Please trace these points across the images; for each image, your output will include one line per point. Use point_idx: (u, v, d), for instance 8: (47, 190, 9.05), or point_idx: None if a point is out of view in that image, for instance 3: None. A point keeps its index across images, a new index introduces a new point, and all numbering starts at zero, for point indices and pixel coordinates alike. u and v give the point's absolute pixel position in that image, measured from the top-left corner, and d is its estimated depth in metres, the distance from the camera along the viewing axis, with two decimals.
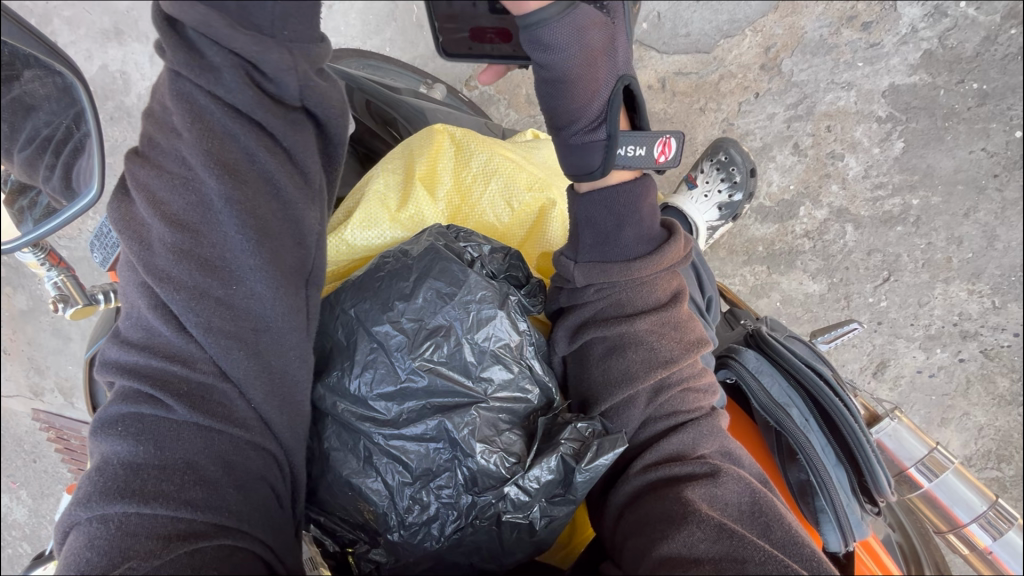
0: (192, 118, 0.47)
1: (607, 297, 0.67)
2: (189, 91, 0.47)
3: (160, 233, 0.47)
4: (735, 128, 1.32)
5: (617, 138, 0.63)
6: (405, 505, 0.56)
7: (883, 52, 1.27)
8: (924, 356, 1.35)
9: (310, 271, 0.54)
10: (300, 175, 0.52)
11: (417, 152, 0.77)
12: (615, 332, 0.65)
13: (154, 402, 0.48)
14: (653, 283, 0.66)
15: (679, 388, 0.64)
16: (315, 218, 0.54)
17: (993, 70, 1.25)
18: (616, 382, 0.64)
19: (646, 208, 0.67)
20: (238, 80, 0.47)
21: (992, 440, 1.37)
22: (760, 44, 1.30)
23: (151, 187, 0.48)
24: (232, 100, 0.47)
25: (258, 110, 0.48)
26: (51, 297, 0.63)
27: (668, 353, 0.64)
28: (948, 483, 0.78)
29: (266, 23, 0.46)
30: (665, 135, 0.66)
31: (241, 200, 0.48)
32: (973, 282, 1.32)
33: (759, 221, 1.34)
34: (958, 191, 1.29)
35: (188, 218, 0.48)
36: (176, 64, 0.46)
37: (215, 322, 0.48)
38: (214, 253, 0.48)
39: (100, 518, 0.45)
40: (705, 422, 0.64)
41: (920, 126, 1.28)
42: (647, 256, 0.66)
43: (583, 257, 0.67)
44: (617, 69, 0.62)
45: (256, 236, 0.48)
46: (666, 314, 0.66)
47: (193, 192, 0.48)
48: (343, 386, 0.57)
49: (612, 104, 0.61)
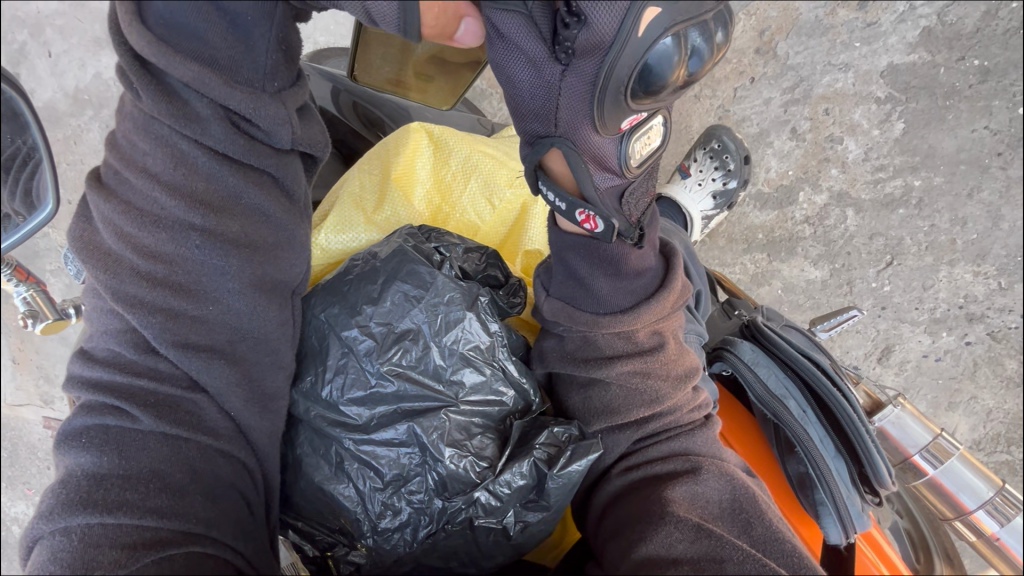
0: (175, 163, 0.47)
1: (583, 338, 0.64)
2: (169, 137, 0.47)
3: (132, 263, 0.48)
4: (731, 115, 1.30)
5: (537, 177, 0.57)
6: (377, 510, 0.55)
7: (881, 31, 1.23)
8: (929, 340, 1.33)
9: (293, 284, 0.55)
10: (286, 198, 0.53)
11: (394, 152, 0.75)
12: (591, 373, 0.63)
13: (120, 413, 0.47)
14: (632, 333, 0.63)
15: (686, 411, 0.64)
16: (306, 234, 0.55)
17: (994, 45, 1.22)
18: (595, 412, 0.63)
19: (624, 264, 0.61)
20: (227, 130, 0.47)
21: (1002, 422, 1.35)
22: (755, 27, 1.26)
23: (118, 222, 0.48)
24: (218, 147, 0.48)
25: (250, 156, 0.49)
26: (21, 312, 0.63)
27: (649, 396, 0.62)
28: (953, 470, 0.76)
29: (256, 76, 0.48)
30: (592, 210, 0.57)
31: (223, 231, 0.49)
32: (978, 264, 1.29)
33: (758, 208, 1.32)
34: (961, 171, 1.26)
35: (162, 249, 0.48)
36: (154, 110, 0.46)
37: (192, 337, 0.49)
38: (187, 278, 0.49)
39: (61, 531, 0.43)
40: (700, 434, 0.64)
41: (920, 106, 1.25)
42: (621, 312, 0.62)
43: (555, 292, 0.64)
44: (554, 120, 0.52)
45: (236, 262, 0.49)
46: (651, 356, 0.62)
47: (164, 228, 0.47)
48: (316, 391, 0.56)
49: (536, 152, 0.54)
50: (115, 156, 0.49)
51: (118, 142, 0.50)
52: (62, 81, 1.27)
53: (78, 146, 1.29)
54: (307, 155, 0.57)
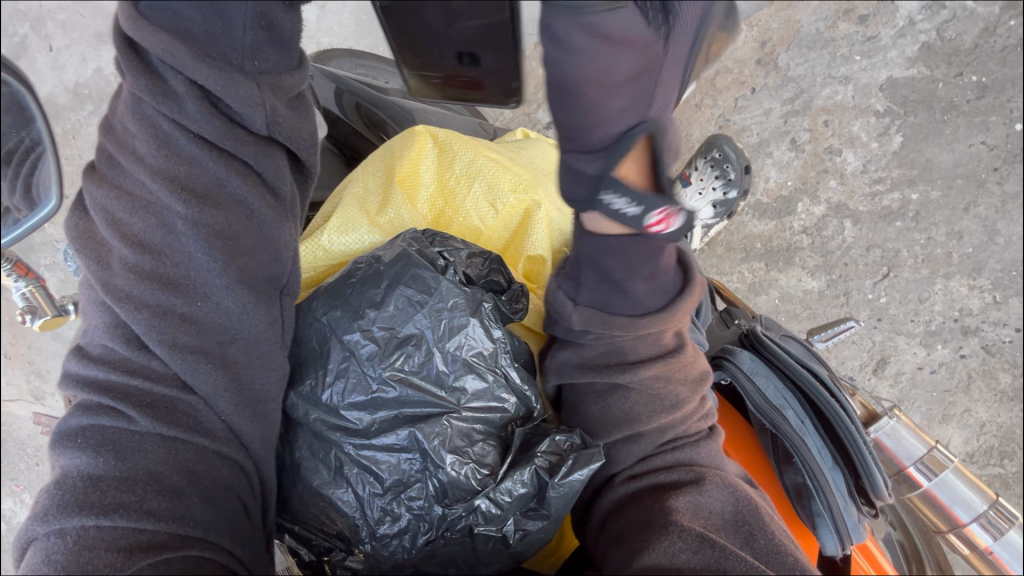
0: (158, 145, 0.47)
1: (609, 344, 0.63)
2: (153, 117, 0.48)
3: (122, 255, 0.47)
4: (731, 124, 1.29)
5: (608, 180, 0.50)
6: (376, 516, 0.55)
7: (880, 46, 1.25)
8: (924, 352, 1.33)
9: (283, 282, 0.54)
10: (272, 196, 0.52)
11: (399, 154, 0.75)
12: (614, 379, 0.63)
13: (116, 413, 0.47)
14: (658, 334, 0.62)
15: (694, 419, 0.63)
16: (292, 234, 0.54)
17: (992, 62, 1.24)
18: (615, 422, 0.63)
19: (661, 261, 0.59)
20: (202, 109, 0.47)
21: (995, 436, 1.36)
22: (756, 38, 1.27)
23: (109, 208, 0.48)
24: (196, 129, 0.48)
25: (227, 141, 0.49)
26: (20, 308, 0.62)
27: (671, 399, 0.62)
28: (948, 483, 0.76)
29: (235, 53, 0.48)
30: (670, 205, 0.52)
31: (209, 223, 0.48)
32: (974, 277, 1.30)
33: (757, 217, 1.32)
34: (957, 186, 1.27)
35: (150, 240, 0.47)
36: (138, 89, 0.47)
37: (180, 338, 0.48)
38: (177, 273, 0.48)
39: (57, 532, 0.43)
40: (704, 445, 0.63)
41: (919, 120, 1.26)
42: (656, 311, 0.60)
43: (583, 298, 0.62)
44: (644, 109, 0.47)
45: (222, 256, 0.49)
46: (672, 360, 0.62)
47: (153, 214, 0.47)
48: (316, 395, 0.56)
49: (621, 148, 0.48)
50: (106, 140, 0.50)
51: (111, 127, 0.50)
52: (62, 75, 1.26)
53: (77, 141, 1.28)
54: (296, 165, 0.57)
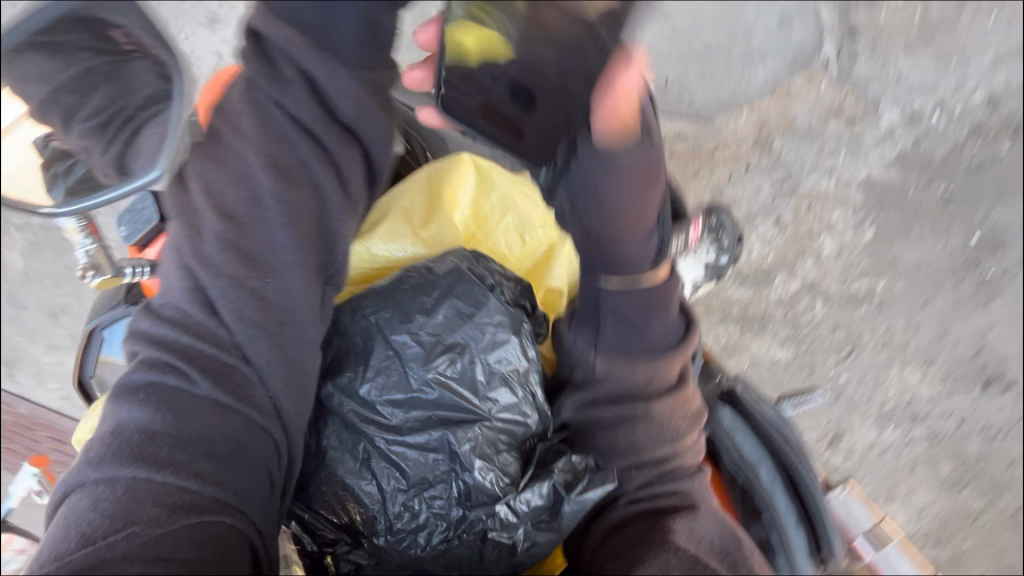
0: (262, 124, 0.54)
1: (624, 382, 0.69)
2: (263, 100, 0.54)
3: (215, 229, 0.53)
4: (723, 194, 1.40)
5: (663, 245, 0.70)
6: (396, 511, 0.58)
7: (863, 146, 1.39)
8: (876, 433, 1.42)
9: (336, 271, 0.59)
10: (343, 190, 0.58)
11: (442, 177, 0.79)
12: (625, 415, 0.69)
13: (180, 375, 0.51)
14: (664, 370, 0.70)
15: (691, 454, 0.70)
16: (353, 228, 0.59)
17: (957, 177, 1.39)
18: (619, 454, 0.69)
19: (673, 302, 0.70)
20: (304, 93, 0.54)
21: (933, 522, 1.44)
22: (756, 121, 1.39)
23: (209, 175, 0.55)
24: (297, 111, 0.54)
25: (322, 126, 0.55)
26: (83, 264, 0.64)
27: (673, 435, 0.69)
28: (890, 558, 0.83)
29: (339, 46, 0.53)
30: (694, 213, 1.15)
31: (291, 203, 0.54)
32: (926, 368, 1.42)
33: (737, 284, 1.41)
34: (918, 282, 1.40)
35: (238, 213, 0.54)
36: (256, 73, 0.54)
37: (247, 311, 0.53)
38: (258, 252, 0.54)
39: (108, 481, 0.47)
40: (700, 478, 0.70)
41: (890, 217, 1.39)
42: (672, 350, 0.69)
43: (604, 345, 0.69)
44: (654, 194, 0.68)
45: (297, 238, 0.54)
46: (676, 396, 0.69)
47: (246, 186, 0.55)
48: (353, 387, 0.59)
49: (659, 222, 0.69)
50: (216, 121, 0.57)
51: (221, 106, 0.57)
52: None
53: None
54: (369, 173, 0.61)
